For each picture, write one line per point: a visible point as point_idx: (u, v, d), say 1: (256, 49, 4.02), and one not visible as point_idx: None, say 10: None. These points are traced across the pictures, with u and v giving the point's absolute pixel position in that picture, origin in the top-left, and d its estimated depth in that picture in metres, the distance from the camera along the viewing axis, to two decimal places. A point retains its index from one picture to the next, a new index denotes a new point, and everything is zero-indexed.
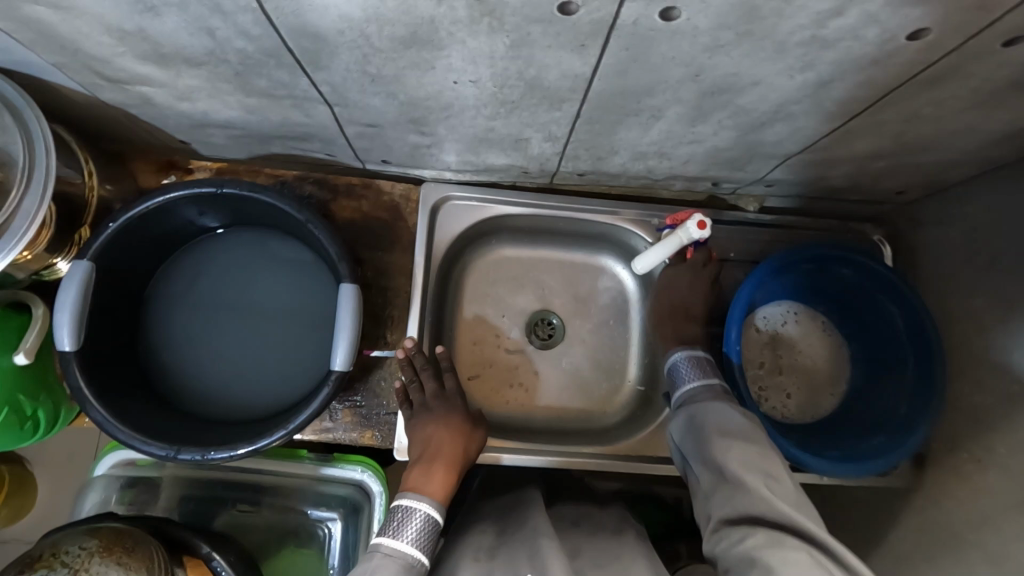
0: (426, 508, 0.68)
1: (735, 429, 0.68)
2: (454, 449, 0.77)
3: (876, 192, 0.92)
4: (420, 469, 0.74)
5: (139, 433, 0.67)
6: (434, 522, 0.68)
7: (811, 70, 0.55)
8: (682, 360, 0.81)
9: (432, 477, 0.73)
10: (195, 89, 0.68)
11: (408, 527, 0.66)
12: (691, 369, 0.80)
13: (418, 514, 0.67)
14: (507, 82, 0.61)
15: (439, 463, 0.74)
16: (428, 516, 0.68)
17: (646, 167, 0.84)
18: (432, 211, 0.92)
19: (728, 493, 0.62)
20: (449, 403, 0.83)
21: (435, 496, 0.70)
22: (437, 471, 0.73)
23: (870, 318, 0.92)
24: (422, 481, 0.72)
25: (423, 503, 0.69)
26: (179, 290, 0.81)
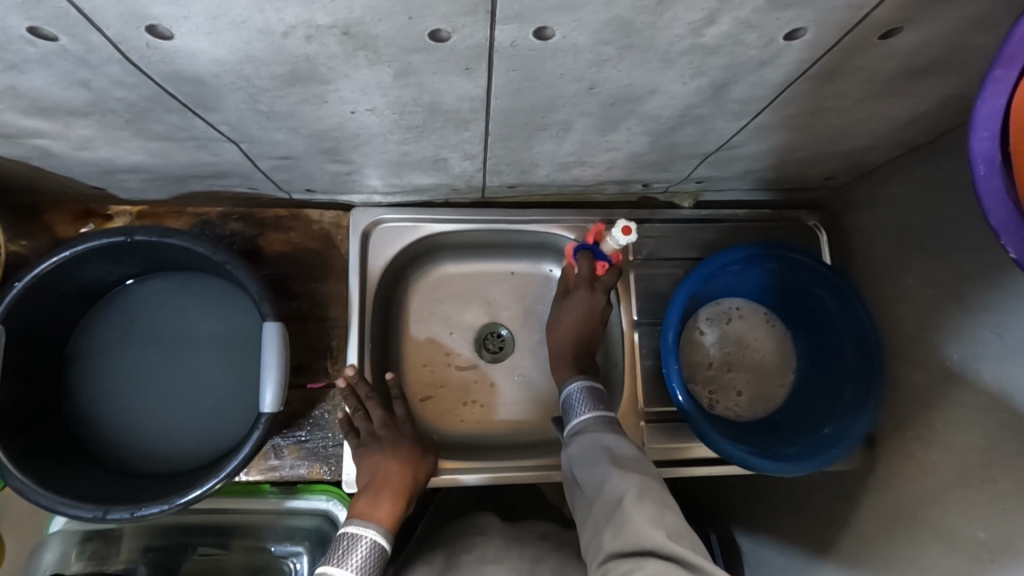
0: (373, 534, 0.69)
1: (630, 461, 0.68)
2: (402, 478, 0.77)
3: (806, 179, 0.92)
4: (367, 498, 0.73)
5: (66, 497, 0.65)
6: (380, 549, 0.68)
7: (703, 75, 0.55)
8: (578, 391, 0.80)
9: (382, 502, 0.73)
10: (91, 138, 0.66)
11: (352, 555, 0.66)
12: (587, 401, 0.78)
13: (364, 541, 0.68)
14: (406, 108, 0.60)
15: (386, 492, 0.74)
16: (374, 543, 0.68)
17: (572, 176, 0.83)
18: (365, 236, 0.90)
19: (615, 530, 0.60)
20: (398, 432, 0.82)
21: (382, 522, 0.71)
22: (386, 497, 0.74)
23: (809, 308, 0.92)
24: (369, 508, 0.72)
25: (370, 528, 0.69)
26: (101, 344, 0.79)
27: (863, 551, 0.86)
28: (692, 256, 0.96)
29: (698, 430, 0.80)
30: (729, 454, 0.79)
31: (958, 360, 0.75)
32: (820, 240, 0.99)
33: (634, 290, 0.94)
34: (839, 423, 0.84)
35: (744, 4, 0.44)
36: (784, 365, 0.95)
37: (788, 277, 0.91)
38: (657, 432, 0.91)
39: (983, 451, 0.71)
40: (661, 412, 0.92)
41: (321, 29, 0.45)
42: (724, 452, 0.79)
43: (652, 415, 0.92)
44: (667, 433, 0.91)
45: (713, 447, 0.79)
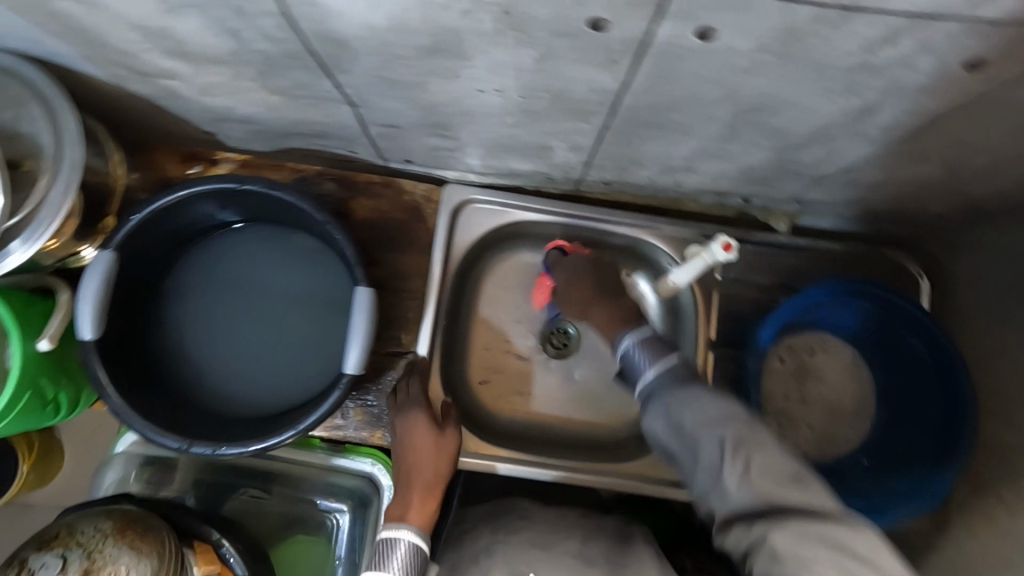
0: (407, 536, 0.72)
1: (800, 482, 0.55)
2: (427, 473, 0.78)
3: (917, 215, 0.87)
4: (398, 498, 0.76)
5: (154, 426, 0.68)
6: (415, 551, 0.72)
7: (855, 95, 0.52)
8: (634, 346, 0.71)
9: (411, 501, 0.75)
10: (218, 85, 0.68)
11: (391, 560, 0.70)
12: (648, 353, 0.70)
13: (400, 545, 0.71)
14: (532, 92, 0.59)
15: (414, 492, 0.76)
16: (410, 545, 0.71)
17: (674, 180, 0.81)
18: (454, 214, 0.90)
19: (717, 491, 0.57)
20: (415, 419, 0.81)
21: (417, 524, 0.73)
22: (415, 497, 0.76)
23: (895, 355, 0.89)
24: (401, 508, 0.75)
25: (402, 530, 0.72)
26: (196, 280, 0.82)
27: None
28: (779, 282, 0.93)
29: None
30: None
31: None
32: (921, 288, 0.93)
33: (716, 313, 0.91)
34: (914, 480, 0.82)
35: (931, 26, 0.42)
36: (863, 411, 0.89)
37: (880, 317, 0.87)
38: None
39: None
40: None
41: (481, 5, 0.45)
42: None
43: None
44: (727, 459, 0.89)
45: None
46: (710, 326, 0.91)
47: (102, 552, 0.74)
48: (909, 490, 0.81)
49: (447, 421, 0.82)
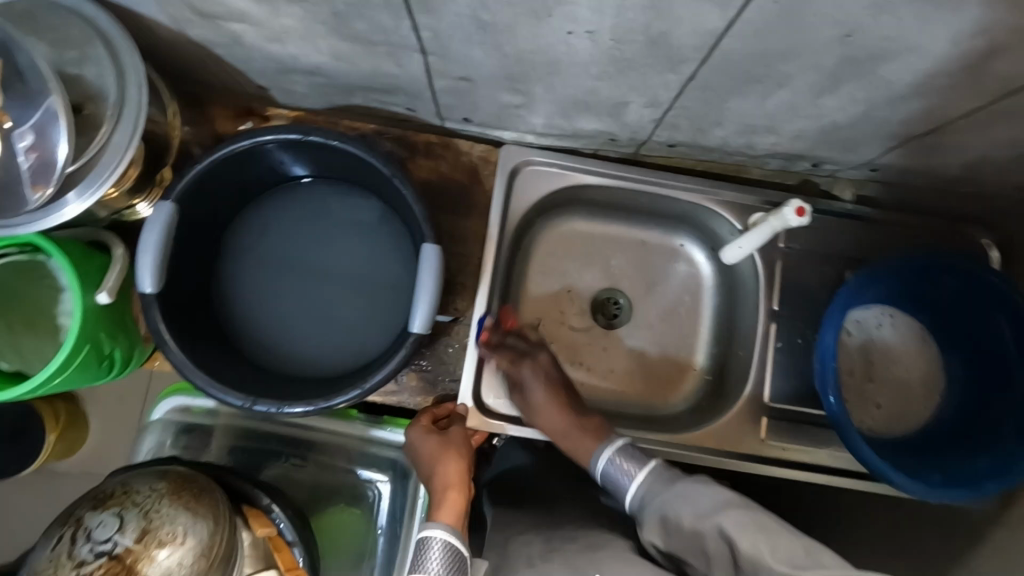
0: (441, 535, 0.65)
1: (824, 560, 0.48)
2: (450, 475, 0.72)
3: (994, 186, 0.84)
4: (427, 511, 0.70)
5: (216, 380, 0.66)
6: (454, 550, 0.64)
7: (985, 37, 0.49)
8: (612, 458, 0.69)
9: (442, 502, 0.69)
10: (287, 29, 0.65)
11: (429, 560, 0.63)
12: (628, 465, 0.68)
13: (434, 543, 0.64)
14: (627, 36, 0.56)
15: (440, 495, 0.70)
16: (446, 544, 0.64)
17: (746, 142, 0.78)
18: (511, 176, 0.87)
19: None
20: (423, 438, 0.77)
21: (448, 519, 0.67)
22: (443, 497, 0.70)
23: (967, 329, 0.84)
24: (431, 513, 0.69)
25: (433, 530, 0.65)
26: (262, 236, 0.80)
27: None
28: (845, 253, 0.90)
29: (845, 437, 0.74)
30: (880, 472, 0.73)
31: None
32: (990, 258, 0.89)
33: (779, 282, 0.89)
34: (994, 458, 0.76)
35: None
36: (932, 386, 0.87)
37: (962, 293, 0.82)
38: (780, 429, 0.87)
39: None
40: (785, 411, 0.88)
41: None
42: (873, 466, 0.73)
43: (775, 412, 0.88)
44: (792, 432, 0.87)
45: (863, 461, 0.74)
46: (773, 295, 0.89)
47: (157, 511, 0.73)
48: (987, 466, 0.75)
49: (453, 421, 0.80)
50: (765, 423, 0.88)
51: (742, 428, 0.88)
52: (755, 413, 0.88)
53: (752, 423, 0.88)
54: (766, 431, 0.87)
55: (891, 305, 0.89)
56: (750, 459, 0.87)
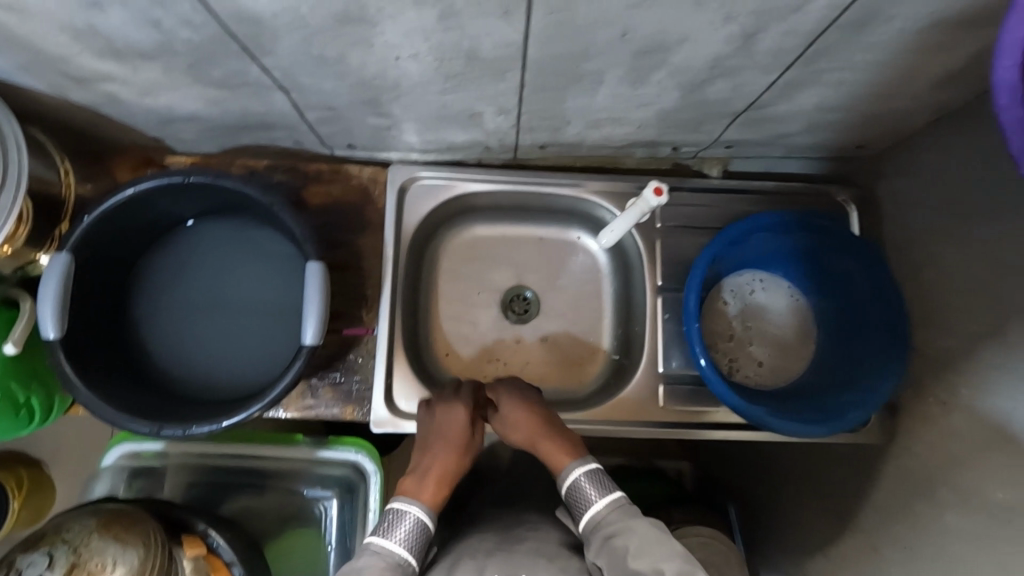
0: (416, 511, 0.70)
1: None
2: (448, 462, 0.77)
3: (837, 147, 0.93)
4: (415, 477, 0.75)
5: (125, 413, 0.70)
6: (424, 526, 0.70)
7: (735, 21, 0.57)
8: (584, 478, 0.71)
9: (428, 482, 0.74)
10: (156, 83, 0.71)
11: (398, 528, 0.69)
12: (598, 487, 0.70)
13: (408, 517, 0.70)
14: (447, 55, 0.63)
15: (431, 476, 0.75)
16: (418, 519, 0.70)
17: (602, 135, 0.86)
18: (400, 193, 0.94)
19: None
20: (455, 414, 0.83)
21: (427, 500, 0.72)
22: (431, 480, 0.75)
23: (827, 278, 0.94)
24: (414, 487, 0.74)
25: (413, 505, 0.71)
26: (161, 276, 0.84)
27: (885, 514, 0.88)
28: (717, 224, 0.97)
29: (721, 394, 0.82)
30: (755, 417, 0.80)
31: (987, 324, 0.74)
32: (850, 215, 0.98)
33: (661, 258, 0.96)
34: (861, 391, 0.84)
35: None
36: (807, 339, 0.96)
37: (817, 245, 0.91)
38: (675, 393, 0.93)
39: (1006, 415, 0.72)
40: (680, 375, 0.94)
41: None
42: (748, 413, 0.80)
43: (671, 377, 0.94)
44: (685, 393, 0.94)
45: (738, 411, 0.81)
46: (656, 270, 0.96)
47: (87, 545, 0.76)
48: (858, 397, 0.83)
49: (476, 418, 0.84)
50: (662, 390, 0.94)
51: (642, 399, 0.94)
52: (653, 382, 0.94)
53: (651, 393, 0.94)
54: (664, 398, 0.94)
55: (759, 269, 0.99)
56: (655, 424, 0.92)
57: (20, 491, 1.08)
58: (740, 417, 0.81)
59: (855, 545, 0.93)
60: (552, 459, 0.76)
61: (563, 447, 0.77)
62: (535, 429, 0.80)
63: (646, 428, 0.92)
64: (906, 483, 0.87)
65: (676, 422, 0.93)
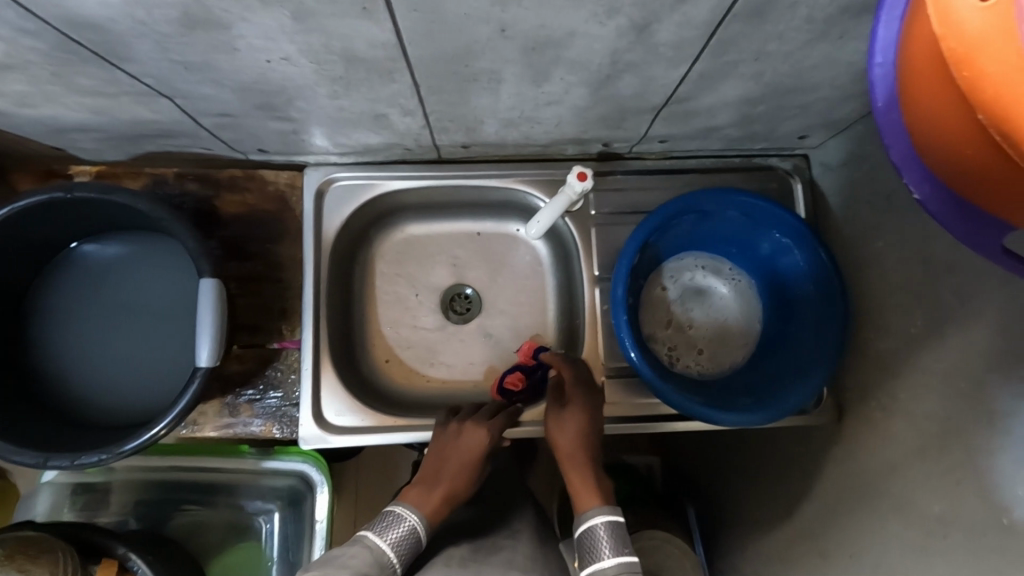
0: (414, 521, 0.72)
1: None
2: (455, 478, 0.79)
3: (778, 137, 0.88)
4: (420, 486, 0.77)
5: (11, 445, 0.67)
6: (416, 537, 0.71)
7: (618, 13, 0.51)
8: (604, 526, 0.70)
9: (433, 496, 0.76)
10: (27, 93, 0.67)
11: (392, 530, 0.70)
12: (614, 540, 0.69)
13: (405, 523, 0.71)
14: (322, 57, 0.58)
15: (438, 488, 0.77)
16: (412, 529, 0.71)
17: (522, 133, 0.81)
18: (320, 195, 0.90)
19: None
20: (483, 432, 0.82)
21: (427, 512, 0.74)
22: (438, 492, 0.77)
23: (763, 252, 0.89)
24: (419, 497, 0.76)
25: (413, 515, 0.72)
26: (56, 300, 0.81)
27: (830, 519, 0.84)
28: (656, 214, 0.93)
29: (652, 387, 0.77)
30: (686, 407, 0.77)
31: (922, 324, 0.70)
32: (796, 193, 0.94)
33: (596, 246, 0.92)
34: (801, 375, 0.80)
35: None
36: (749, 324, 0.91)
37: (754, 224, 0.86)
38: (620, 387, 0.89)
39: (939, 418, 0.67)
40: (624, 369, 0.90)
41: None
42: (678, 403, 0.77)
43: (613, 370, 0.90)
44: (633, 388, 0.89)
45: (668, 401, 0.78)
46: (593, 260, 0.91)
47: None
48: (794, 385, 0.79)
49: (494, 427, 0.83)
50: (607, 383, 0.89)
51: None
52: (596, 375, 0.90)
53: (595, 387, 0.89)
54: (608, 391, 0.89)
55: (699, 251, 0.93)
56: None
57: None
58: (670, 406, 0.77)
59: (804, 553, 0.90)
60: (583, 493, 0.75)
61: (598, 489, 0.76)
62: (579, 464, 0.78)
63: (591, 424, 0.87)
64: (847, 490, 0.83)
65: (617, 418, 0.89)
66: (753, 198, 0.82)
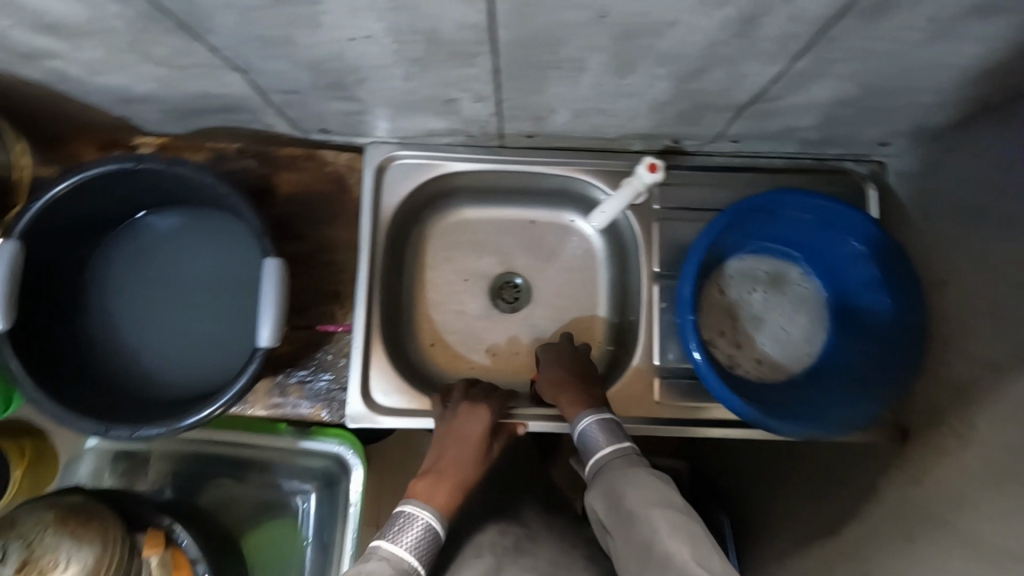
0: (428, 517, 0.67)
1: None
2: (461, 462, 0.74)
3: (856, 142, 0.83)
4: (426, 479, 0.71)
5: (72, 412, 0.67)
6: (434, 533, 0.66)
7: (728, 3, 0.48)
8: (591, 425, 0.71)
9: (442, 484, 0.71)
10: (102, 61, 0.66)
11: (407, 534, 0.65)
12: (603, 433, 0.70)
13: (419, 521, 0.66)
14: (406, 37, 0.56)
15: (446, 477, 0.72)
16: (429, 525, 0.66)
17: (592, 126, 0.78)
18: (378, 173, 0.88)
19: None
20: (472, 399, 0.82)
21: (439, 505, 0.69)
22: (446, 482, 0.71)
23: (837, 257, 0.83)
24: (428, 489, 0.70)
25: (425, 510, 0.67)
26: (115, 269, 0.81)
27: (872, 548, 0.80)
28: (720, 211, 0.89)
29: (713, 388, 0.75)
30: (747, 414, 0.74)
31: (1010, 350, 0.66)
32: (868, 197, 0.89)
33: (657, 242, 0.89)
34: (872, 393, 0.76)
35: None
36: (814, 327, 0.85)
37: (830, 226, 0.81)
38: (672, 389, 0.86)
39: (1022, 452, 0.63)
40: (677, 370, 0.87)
41: None
42: (738, 408, 0.74)
43: (666, 371, 0.87)
44: (687, 390, 0.87)
45: (728, 405, 0.75)
46: (652, 256, 0.88)
47: (41, 541, 0.76)
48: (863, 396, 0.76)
49: (481, 414, 0.79)
50: (659, 384, 0.87)
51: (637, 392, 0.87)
52: (649, 373, 0.87)
53: (647, 387, 0.87)
54: (659, 390, 0.87)
55: (766, 253, 0.88)
56: (643, 424, 0.85)
57: (22, 458, 0.98)
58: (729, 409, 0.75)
59: None
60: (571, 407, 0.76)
61: (586, 399, 0.76)
62: (566, 385, 0.80)
63: (639, 423, 0.85)
64: (897, 519, 0.79)
65: (669, 419, 0.85)
66: (830, 203, 0.78)
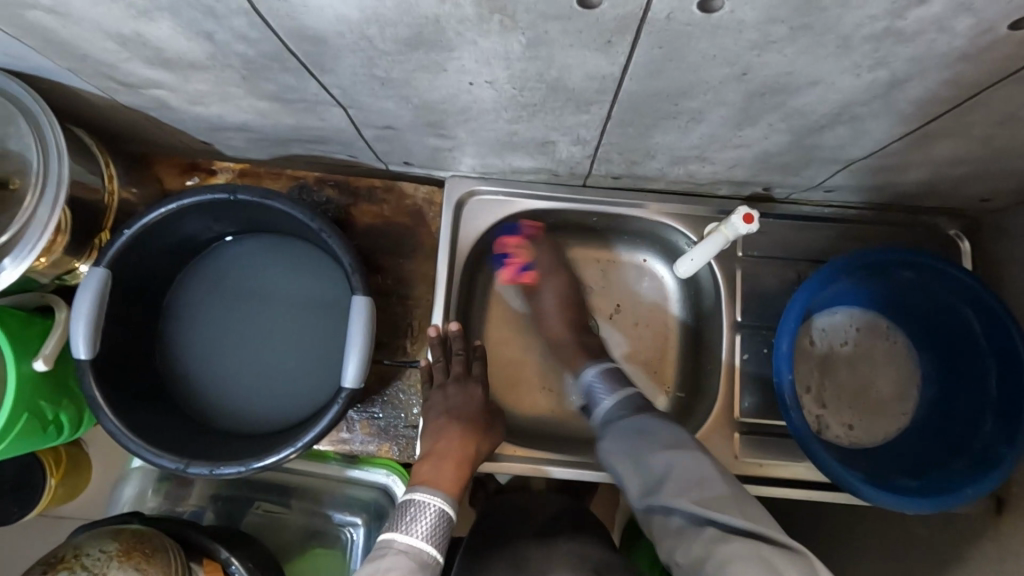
0: (439, 502, 0.66)
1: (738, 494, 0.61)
2: (464, 447, 0.74)
3: (955, 199, 0.80)
4: (431, 464, 0.72)
5: (152, 445, 0.66)
6: (446, 517, 0.66)
7: (882, 67, 0.47)
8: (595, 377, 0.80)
9: (445, 469, 0.71)
10: (206, 93, 0.65)
11: (419, 522, 0.64)
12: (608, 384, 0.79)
13: (430, 509, 0.65)
14: (528, 83, 0.55)
15: (449, 461, 0.72)
16: (441, 511, 0.66)
17: (686, 171, 0.76)
18: (457, 208, 0.86)
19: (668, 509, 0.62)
20: (468, 393, 0.80)
21: (447, 491, 0.69)
22: (449, 466, 0.71)
23: (934, 314, 0.80)
24: (432, 476, 0.70)
25: (436, 497, 0.66)
26: (196, 296, 0.80)
27: None
28: (806, 256, 0.86)
29: (804, 446, 0.72)
30: (839, 479, 0.70)
31: None
32: (961, 254, 0.85)
33: (740, 290, 0.85)
34: (973, 461, 0.73)
35: None
36: (906, 390, 0.82)
37: (925, 287, 0.78)
38: (752, 445, 0.82)
39: None
40: (761, 426, 0.83)
41: None
42: (833, 473, 0.70)
43: (745, 426, 0.83)
44: (766, 447, 0.83)
45: (822, 470, 0.71)
46: (734, 305, 0.85)
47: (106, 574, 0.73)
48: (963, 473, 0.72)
49: (492, 428, 0.79)
50: (737, 439, 0.83)
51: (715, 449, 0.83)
52: (728, 428, 0.83)
53: (727, 442, 0.83)
54: (739, 446, 0.82)
55: (853, 309, 0.85)
56: None
57: (59, 468, 0.97)
58: (821, 473, 0.71)
59: None
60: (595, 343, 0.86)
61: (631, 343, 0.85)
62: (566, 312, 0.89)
63: None
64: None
65: (747, 476, 0.82)
66: (932, 259, 0.74)
